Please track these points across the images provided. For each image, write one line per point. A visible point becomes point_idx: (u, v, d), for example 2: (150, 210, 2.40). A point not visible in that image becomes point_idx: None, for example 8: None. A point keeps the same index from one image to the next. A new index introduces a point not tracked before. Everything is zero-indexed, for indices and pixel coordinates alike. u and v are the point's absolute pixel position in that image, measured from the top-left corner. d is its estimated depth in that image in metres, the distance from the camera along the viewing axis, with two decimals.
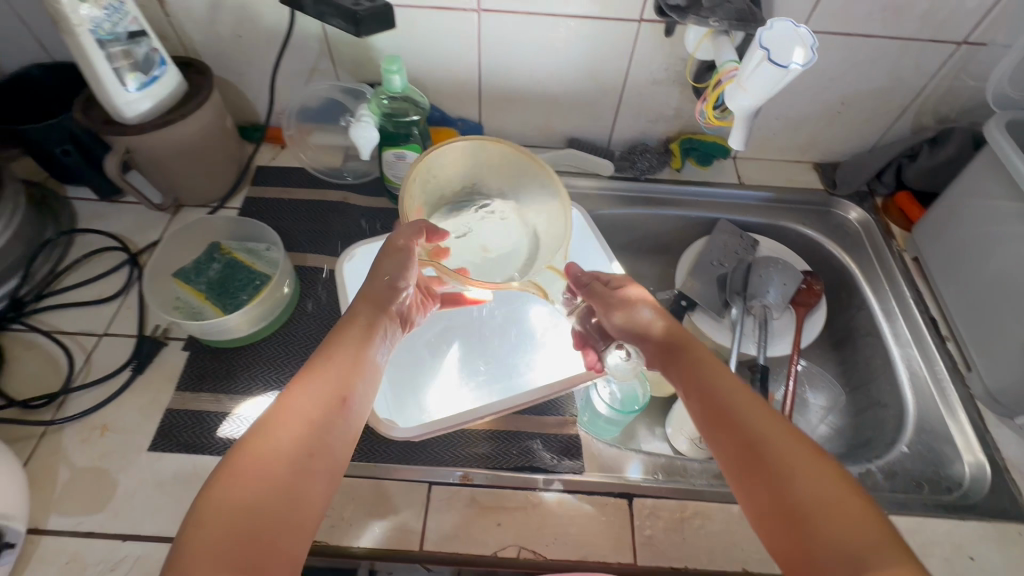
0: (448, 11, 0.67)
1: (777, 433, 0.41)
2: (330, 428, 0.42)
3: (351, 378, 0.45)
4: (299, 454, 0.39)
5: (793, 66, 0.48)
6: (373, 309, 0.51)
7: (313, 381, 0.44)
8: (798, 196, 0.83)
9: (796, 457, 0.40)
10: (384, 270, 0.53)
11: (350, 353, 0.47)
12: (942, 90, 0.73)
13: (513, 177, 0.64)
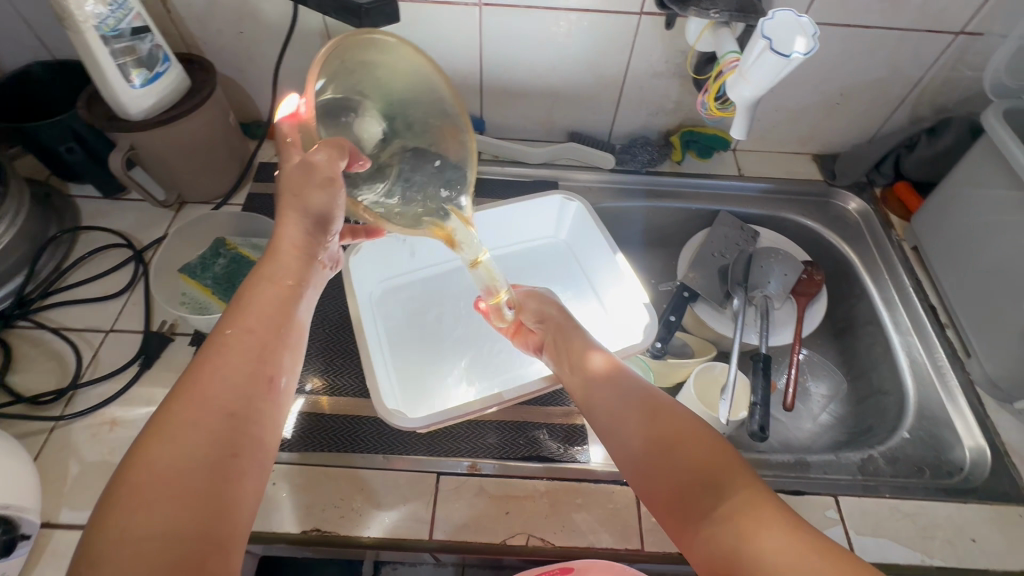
0: (449, 5, 0.68)
1: (637, 393, 0.47)
2: (250, 409, 0.37)
3: (272, 354, 0.41)
4: (221, 445, 0.35)
5: (795, 55, 0.49)
6: (297, 269, 0.47)
7: (220, 356, 0.39)
8: (797, 187, 0.84)
9: (657, 410, 0.44)
10: (313, 200, 0.46)
11: (268, 320, 0.43)
12: (940, 80, 0.74)
13: (425, 104, 0.51)
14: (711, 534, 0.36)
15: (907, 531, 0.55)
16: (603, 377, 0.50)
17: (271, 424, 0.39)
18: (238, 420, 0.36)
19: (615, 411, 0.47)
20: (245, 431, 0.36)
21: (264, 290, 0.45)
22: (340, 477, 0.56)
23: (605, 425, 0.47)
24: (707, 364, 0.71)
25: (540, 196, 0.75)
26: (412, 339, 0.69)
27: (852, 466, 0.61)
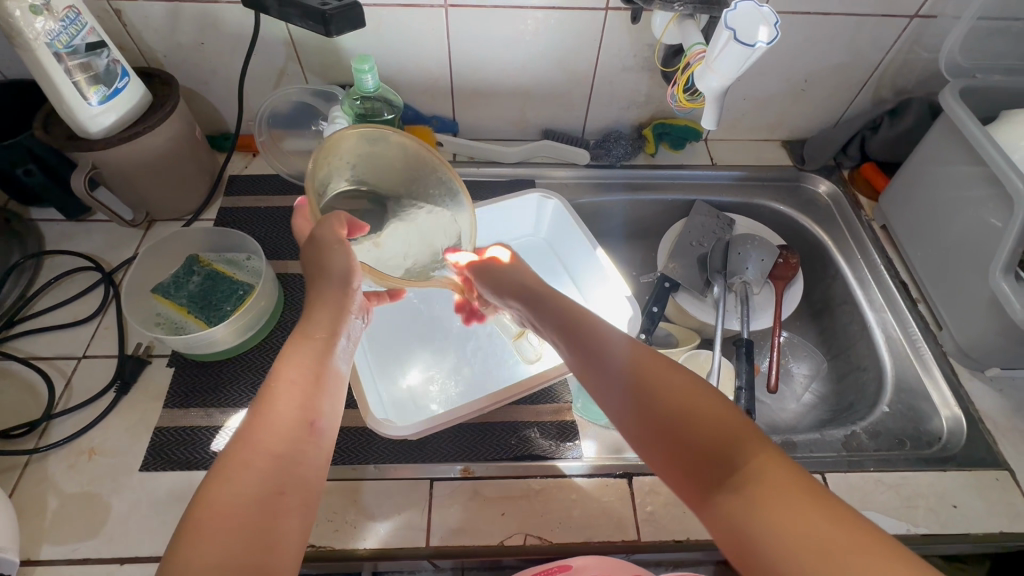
0: (415, 7, 0.67)
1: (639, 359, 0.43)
2: (299, 454, 0.37)
3: (316, 399, 0.40)
4: (268, 487, 0.34)
5: (759, 44, 0.49)
6: (330, 321, 0.46)
7: (270, 402, 0.38)
8: (768, 173, 0.85)
9: (665, 380, 0.41)
10: (332, 262, 0.46)
11: (311, 366, 0.41)
12: (898, 63, 0.76)
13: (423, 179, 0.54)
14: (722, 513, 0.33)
15: (892, 502, 0.56)
16: (599, 344, 0.46)
17: (316, 470, 0.37)
18: (285, 462, 0.36)
19: (610, 380, 0.43)
20: (294, 474, 0.36)
21: (306, 338, 0.44)
22: (331, 490, 0.55)
23: (607, 394, 0.43)
24: (691, 352, 0.73)
25: (516, 196, 0.75)
26: (401, 348, 0.69)
27: (836, 443, 0.63)
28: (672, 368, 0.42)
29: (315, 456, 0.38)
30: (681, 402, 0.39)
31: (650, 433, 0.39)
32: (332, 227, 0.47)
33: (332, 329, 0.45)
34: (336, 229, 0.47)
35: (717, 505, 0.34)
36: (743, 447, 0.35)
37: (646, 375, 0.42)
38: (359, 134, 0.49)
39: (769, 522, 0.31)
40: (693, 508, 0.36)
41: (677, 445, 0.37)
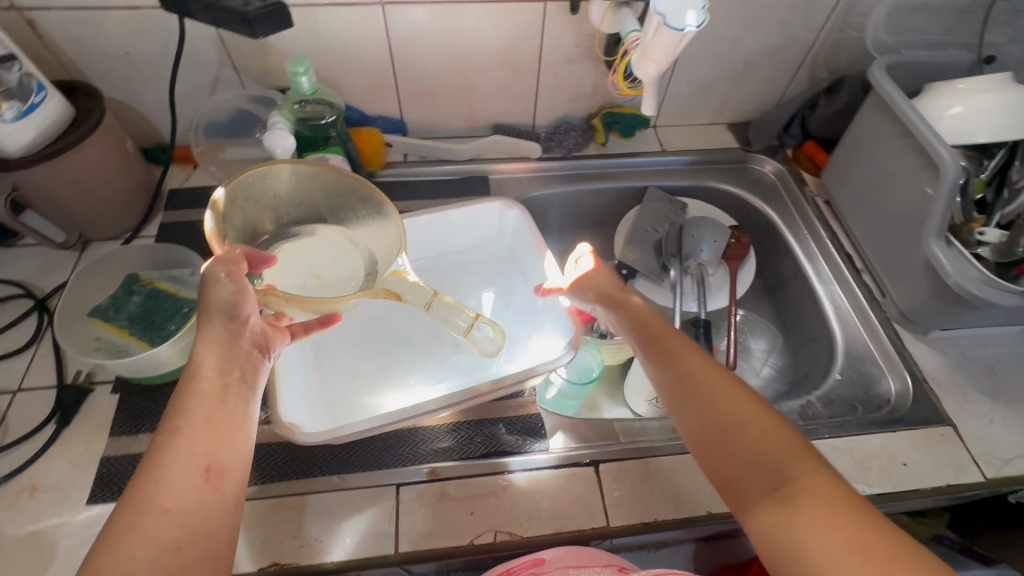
0: (351, 6, 0.66)
1: (709, 371, 0.45)
2: (198, 504, 0.36)
3: (214, 440, 0.39)
4: (161, 544, 0.33)
5: (689, 28, 0.50)
6: (223, 354, 0.43)
7: (159, 459, 0.36)
8: (716, 156, 0.87)
9: (729, 394, 0.43)
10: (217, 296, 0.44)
11: (205, 412, 0.40)
12: (831, 43, 0.78)
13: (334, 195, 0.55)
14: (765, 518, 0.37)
15: (847, 465, 0.58)
16: (667, 349, 0.48)
17: (221, 512, 0.36)
18: (182, 515, 0.35)
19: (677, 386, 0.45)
20: (197, 524, 0.35)
21: (197, 376, 0.41)
22: (294, 505, 0.54)
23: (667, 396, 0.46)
24: None
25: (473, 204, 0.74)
26: (340, 359, 0.67)
27: (793, 414, 0.65)
28: (732, 380, 0.44)
29: (223, 498, 0.37)
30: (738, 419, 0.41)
31: (700, 437, 0.42)
32: (222, 265, 0.45)
33: (229, 365, 0.43)
34: (231, 262, 0.45)
35: (758, 511, 0.37)
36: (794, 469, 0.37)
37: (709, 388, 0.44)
38: (273, 172, 0.52)
39: (812, 530, 0.34)
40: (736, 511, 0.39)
41: (728, 451, 0.40)
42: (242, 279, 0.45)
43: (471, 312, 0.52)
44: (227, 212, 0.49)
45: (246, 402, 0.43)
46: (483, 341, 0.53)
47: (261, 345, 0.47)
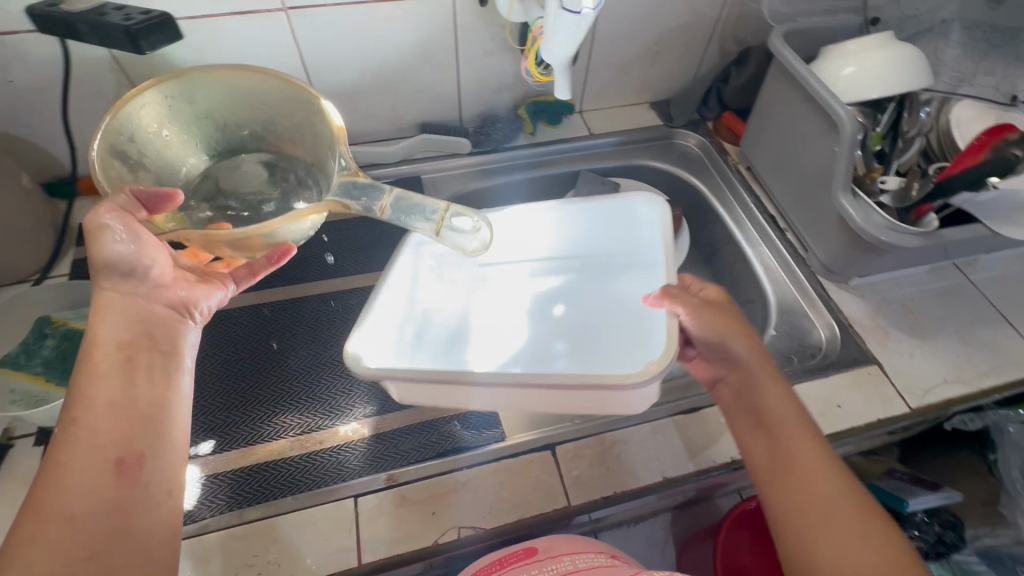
0: (250, 15, 0.63)
1: (848, 498, 0.44)
2: (112, 498, 0.37)
3: (126, 431, 0.40)
4: (72, 545, 0.34)
5: (586, 10, 0.51)
6: (133, 330, 0.44)
7: (58, 457, 0.37)
8: (642, 134, 0.89)
9: (864, 531, 0.42)
10: (108, 255, 0.44)
11: (115, 397, 0.41)
12: (734, 16, 0.82)
13: (270, 114, 0.60)
14: None
15: None
16: (808, 461, 0.46)
17: (139, 502, 0.38)
18: (95, 511, 0.36)
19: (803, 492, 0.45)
20: (112, 521, 0.37)
21: (103, 364, 0.42)
22: (250, 534, 0.52)
23: (789, 508, 0.45)
24: None
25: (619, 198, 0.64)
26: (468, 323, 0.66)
27: None
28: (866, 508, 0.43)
29: (138, 484, 0.39)
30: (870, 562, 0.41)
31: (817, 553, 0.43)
32: (116, 216, 0.44)
33: (133, 339, 0.44)
34: (120, 209, 0.45)
35: None
36: None
37: (843, 520, 0.43)
38: (196, 80, 0.55)
39: None
40: None
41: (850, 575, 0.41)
42: (136, 228, 0.45)
43: (440, 204, 0.54)
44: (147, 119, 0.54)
45: (162, 378, 0.44)
46: (459, 238, 0.54)
47: (180, 302, 0.48)
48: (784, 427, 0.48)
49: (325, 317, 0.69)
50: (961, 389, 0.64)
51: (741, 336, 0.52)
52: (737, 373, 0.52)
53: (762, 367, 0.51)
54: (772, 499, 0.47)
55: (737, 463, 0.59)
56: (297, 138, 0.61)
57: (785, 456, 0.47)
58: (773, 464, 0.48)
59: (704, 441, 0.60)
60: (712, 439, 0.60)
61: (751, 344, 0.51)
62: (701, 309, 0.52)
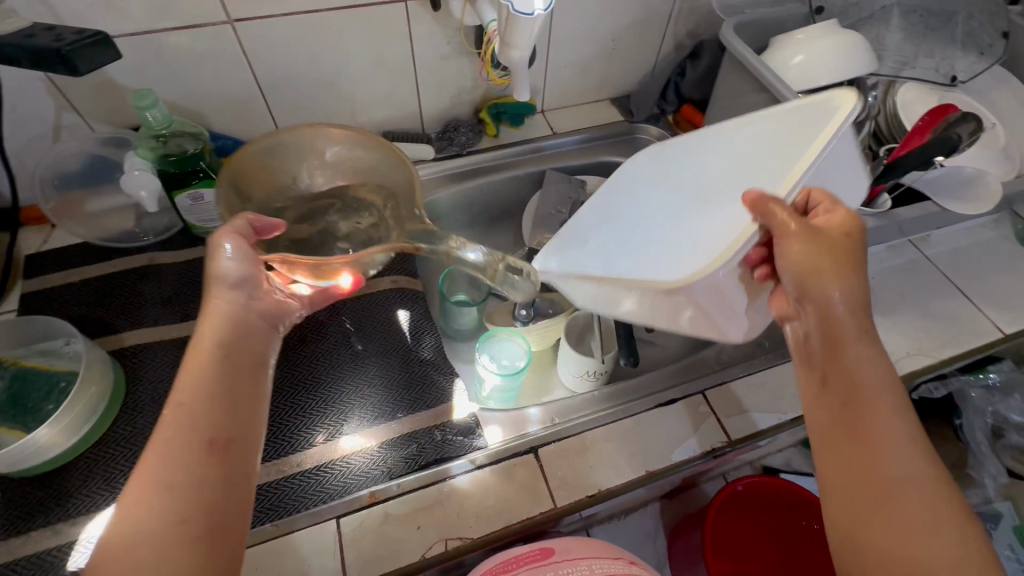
0: (194, 29, 0.62)
1: (918, 477, 0.38)
2: (202, 472, 0.38)
3: (219, 413, 0.41)
4: (167, 513, 0.35)
5: (537, 12, 0.51)
6: (229, 328, 0.45)
7: (160, 441, 0.38)
8: (605, 131, 0.90)
9: (930, 514, 0.36)
10: (222, 266, 0.46)
11: (205, 383, 0.41)
12: (686, 11, 0.83)
13: (369, 171, 0.54)
14: None
15: (762, 397, 0.63)
16: (885, 417, 0.40)
17: (230, 481, 0.39)
18: (186, 485, 0.37)
19: (872, 453, 0.39)
20: (201, 496, 0.37)
21: (199, 357, 0.43)
22: None
23: (840, 477, 0.40)
24: (571, 316, 0.74)
25: (813, 96, 0.48)
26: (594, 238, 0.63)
27: (711, 360, 0.69)
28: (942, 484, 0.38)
29: (224, 477, 0.39)
30: (928, 548, 0.35)
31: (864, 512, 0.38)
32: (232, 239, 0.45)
33: (233, 341, 0.45)
34: (237, 233, 0.46)
35: None
36: None
37: (905, 498, 0.37)
38: (292, 139, 0.52)
39: None
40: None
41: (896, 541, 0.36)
42: (244, 248, 0.46)
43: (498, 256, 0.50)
44: (249, 176, 0.51)
45: (250, 373, 0.45)
46: (511, 289, 0.50)
47: (273, 317, 0.50)
48: (861, 388, 0.42)
49: (378, 315, 0.68)
50: (924, 361, 0.66)
51: (837, 280, 0.43)
52: (817, 315, 0.44)
53: (855, 318, 0.43)
54: (823, 463, 0.42)
55: (716, 451, 0.60)
56: (385, 192, 0.54)
57: (852, 420, 0.41)
58: (846, 418, 0.42)
59: (684, 432, 0.61)
60: (691, 429, 0.61)
61: (850, 292, 0.43)
62: (806, 237, 0.43)
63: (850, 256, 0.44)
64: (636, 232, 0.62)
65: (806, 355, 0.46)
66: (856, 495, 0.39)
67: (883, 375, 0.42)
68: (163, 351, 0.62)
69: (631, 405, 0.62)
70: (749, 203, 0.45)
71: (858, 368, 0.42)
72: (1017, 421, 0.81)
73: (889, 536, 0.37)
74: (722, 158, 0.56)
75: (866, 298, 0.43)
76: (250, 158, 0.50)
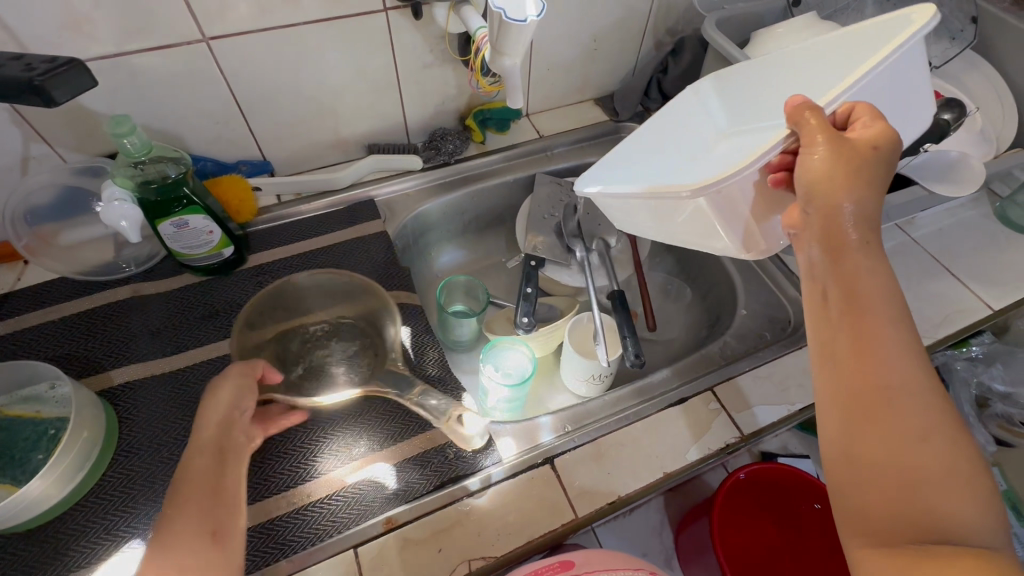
0: (169, 50, 0.59)
1: (914, 389, 0.35)
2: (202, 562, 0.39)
3: (213, 508, 0.42)
4: None
5: (530, 18, 0.50)
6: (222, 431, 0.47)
7: (173, 524, 0.40)
8: (592, 131, 0.90)
9: (925, 424, 0.35)
10: (220, 392, 0.49)
11: (203, 478, 0.43)
12: (664, 9, 0.84)
13: (357, 296, 0.64)
14: (888, 512, 0.34)
15: (770, 390, 0.64)
16: (888, 328, 0.36)
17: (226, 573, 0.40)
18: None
19: (869, 365, 0.36)
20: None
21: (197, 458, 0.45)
22: None
23: (835, 392, 0.37)
24: (573, 320, 0.73)
25: (896, 16, 0.47)
26: (647, 140, 0.62)
27: (716, 356, 0.69)
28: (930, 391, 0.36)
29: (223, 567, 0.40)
30: (921, 460, 0.34)
31: (854, 424, 0.36)
32: (233, 383, 0.50)
33: (223, 440, 0.47)
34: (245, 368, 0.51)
35: (891, 522, 0.33)
36: (969, 521, 0.32)
37: (903, 410, 0.35)
38: (292, 285, 0.62)
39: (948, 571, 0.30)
40: (849, 490, 0.36)
41: (884, 451, 0.34)
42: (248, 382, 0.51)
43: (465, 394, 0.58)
44: (256, 323, 0.60)
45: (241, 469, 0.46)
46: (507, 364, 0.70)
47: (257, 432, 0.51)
48: (865, 298, 0.37)
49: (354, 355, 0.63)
50: (921, 342, 0.68)
51: (850, 190, 0.38)
52: (828, 226, 0.39)
53: (861, 230, 0.38)
54: (817, 378, 0.39)
55: (731, 447, 0.60)
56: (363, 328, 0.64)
57: (855, 333, 0.37)
58: (851, 331, 0.37)
59: (697, 431, 0.61)
60: (704, 427, 0.61)
61: (865, 203, 0.38)
62: (842, 144, 0.39)
63: (873, 170, 0.39)
64: (670, 140, 0.61)
65: (805, 266, 0.41)
66: (844, 406, 0.36)
67: (884, 284, 0.37)
68: (156, 386, 0.59)
69: (643, 407, 0.62)
70: (790, 108, 0.42)
71: (858, 281, 0.37)
72: (1000, 390, 0.83)
73: (885, 449, 0.34)
74: (782, 88, 0.57)
75: (877, 209, 0.39)
76: (259, 310, 0.59)
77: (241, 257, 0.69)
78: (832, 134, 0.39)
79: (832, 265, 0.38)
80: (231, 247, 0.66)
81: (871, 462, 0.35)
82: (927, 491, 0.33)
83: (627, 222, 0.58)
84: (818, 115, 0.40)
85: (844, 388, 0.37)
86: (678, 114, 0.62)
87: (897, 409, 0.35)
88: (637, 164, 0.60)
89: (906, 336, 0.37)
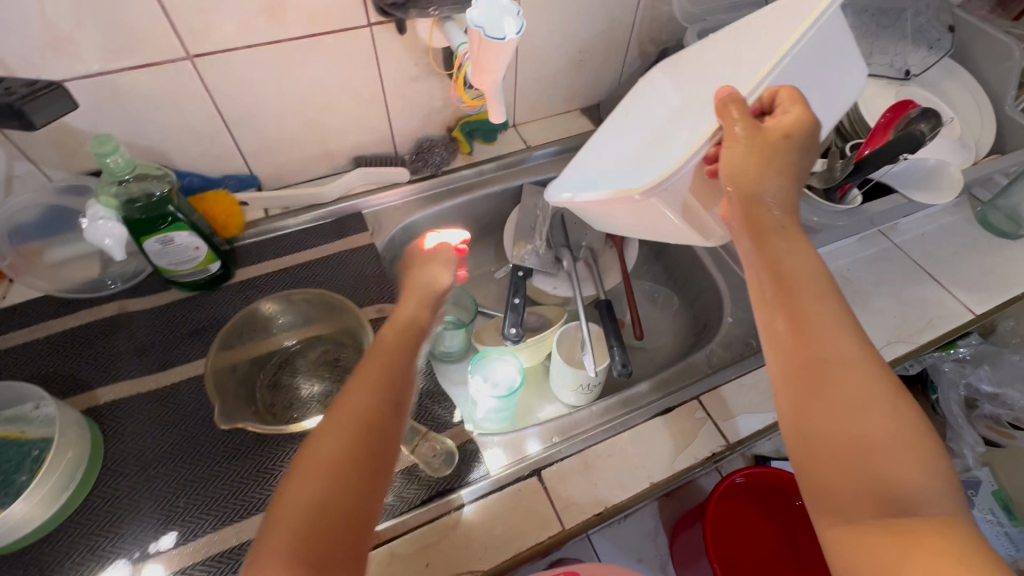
0: (153, 68, 0.59)
1: (852, 360, 0.35)
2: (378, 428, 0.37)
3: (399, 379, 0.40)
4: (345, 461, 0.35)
5: (509, 36, 0.51)
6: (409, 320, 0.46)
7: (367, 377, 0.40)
8: (579, 140, 0.90)
9: (871, 394, 0.34)
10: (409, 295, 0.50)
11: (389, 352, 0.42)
12: (648, 19, 0.84)
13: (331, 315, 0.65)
14: (847, 487, 0.33)
15: (756, 398, 0.64)
16: (817, 305, 0.37)
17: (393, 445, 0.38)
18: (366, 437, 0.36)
19: (806, 344, 0.36)
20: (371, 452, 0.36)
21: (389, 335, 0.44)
22: None
23: (781, 374, 0.37)
24: (562, 330, 0.73)
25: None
26: (604, 137, 0.65)
27: (703, 364, 0.70)
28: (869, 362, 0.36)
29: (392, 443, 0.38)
30: (870, 429, 0.33)
31: (802, 402, 0.36)
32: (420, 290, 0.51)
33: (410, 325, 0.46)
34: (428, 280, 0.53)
35: (851, 498, 0.32)
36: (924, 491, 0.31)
37: (844, 379, 0.35)
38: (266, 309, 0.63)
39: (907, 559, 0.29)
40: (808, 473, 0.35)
41: (836, 425, 0.34)
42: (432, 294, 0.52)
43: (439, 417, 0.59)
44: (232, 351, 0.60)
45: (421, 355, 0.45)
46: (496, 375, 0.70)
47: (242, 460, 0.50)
48: (794, 278, 0.38)
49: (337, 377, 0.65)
50: (904, 348, 0.69)
51: (764, 180, 0.41)
52: (748, 215, 0.41)
53: (782, 214, 0.41)
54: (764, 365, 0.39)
55: (717, 456, 0.61)
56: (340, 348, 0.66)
57: (790, 314, 0.37)
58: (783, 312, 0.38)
59: (684, 441, 0.61)
60: (690, 436, 0.61)
61: (782, 189, 0.41)
62: (756, 136, 0.42)
63: (782, 157, 0.42)
64: (623, 128, 0.63)
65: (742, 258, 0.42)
66: (790, 388, 0.36)
67: (813, 267, 0.39)
68: (141, 406, 0.59)
69: (629, 417, 0.62)
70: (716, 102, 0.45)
71: (787, 266, 0.38)
72: (987, 392, 0.84)
73: (835, 423, 0.34)
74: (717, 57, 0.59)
75: (794, 195, 0.42)
76: (235, 335, 0.60)
77: (228, 272, 0.69)
78: (750, 124, 0.42)
79: (759, 249, 0.40)
80: (218, 262, 0.66)
81: (823, 438, 0.34)
82: (880, 460, 0.32)
83: (600, 221, 0.60)
84: (739, 107, 0.43)
85: (787, 370, 0.37)
86: (629, 106, 0.65)
87: (840, 382, 0.35)
88: (599, 161, 0.62)
89: (838, 309, 0.37)
